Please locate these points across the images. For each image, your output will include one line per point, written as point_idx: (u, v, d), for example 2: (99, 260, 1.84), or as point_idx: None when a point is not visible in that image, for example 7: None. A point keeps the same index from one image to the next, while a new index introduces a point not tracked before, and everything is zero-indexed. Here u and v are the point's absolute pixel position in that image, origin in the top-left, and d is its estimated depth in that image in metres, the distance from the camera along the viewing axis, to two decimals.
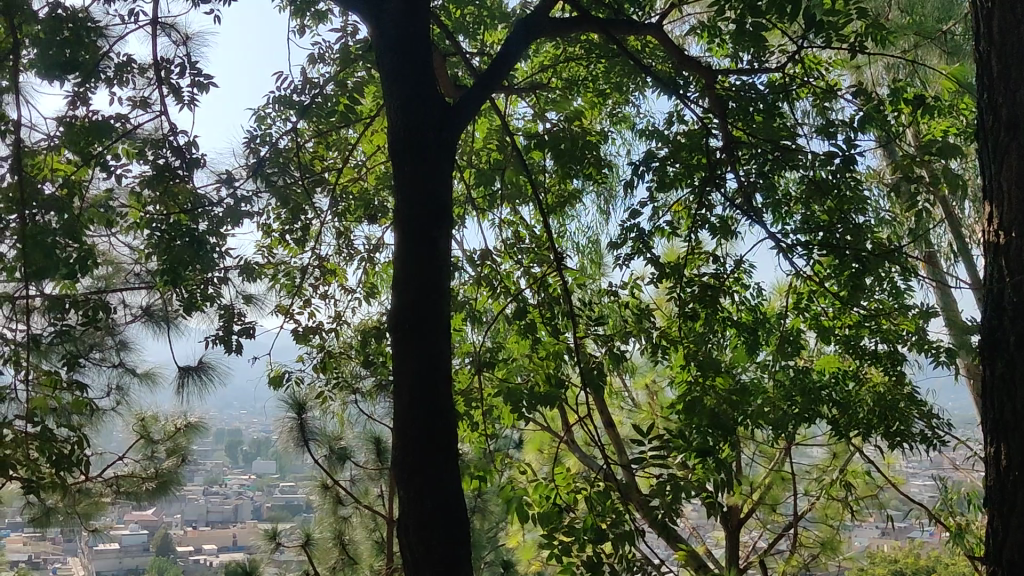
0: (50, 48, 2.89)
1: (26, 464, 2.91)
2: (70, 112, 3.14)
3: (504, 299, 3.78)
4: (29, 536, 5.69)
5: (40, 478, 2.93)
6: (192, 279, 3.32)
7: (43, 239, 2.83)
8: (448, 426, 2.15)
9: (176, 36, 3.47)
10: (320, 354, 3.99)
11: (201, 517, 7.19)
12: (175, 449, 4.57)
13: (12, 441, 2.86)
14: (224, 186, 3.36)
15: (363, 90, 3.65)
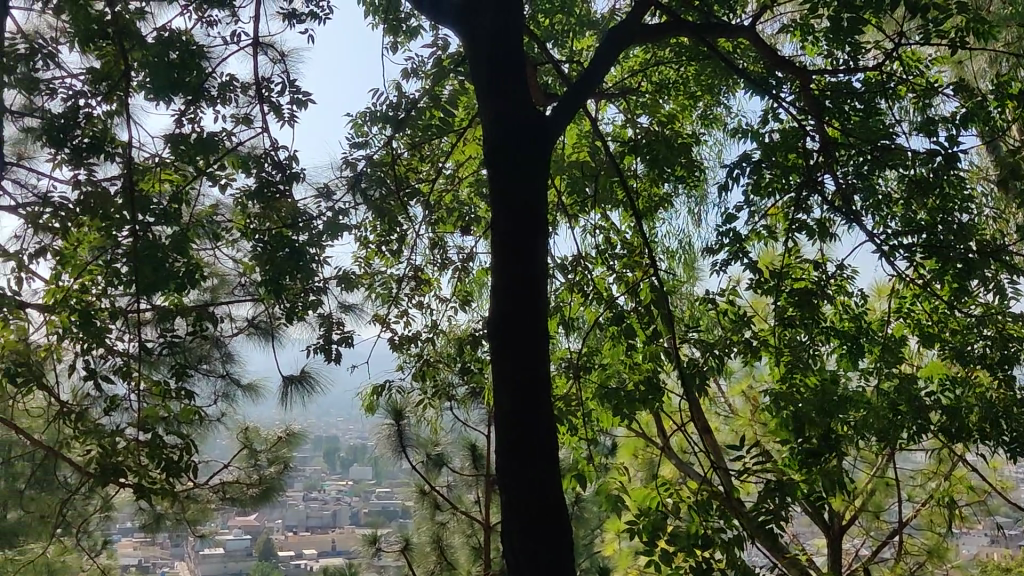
0: (161, 72, 3.04)
1: (139, 471, 3.04)
2: (178, 130, 3.27)
3: (597, 305, 3.79)
4: (140, 540, 5.92)
5: (152, 484, 3.06)
6: (294, 290, 3.41)
7: (153, 254, 2.95)
8: (548, 430, 2.17)
9: (274, 54, 3.58)
10: (417, 362, 4.06)
11: (300, 522, 7.43)
12: (277, 457, 4.70)
13: (125, 449, 2.99)
14: (323, 199, 3.46)
15: (455, 101, 3.70)
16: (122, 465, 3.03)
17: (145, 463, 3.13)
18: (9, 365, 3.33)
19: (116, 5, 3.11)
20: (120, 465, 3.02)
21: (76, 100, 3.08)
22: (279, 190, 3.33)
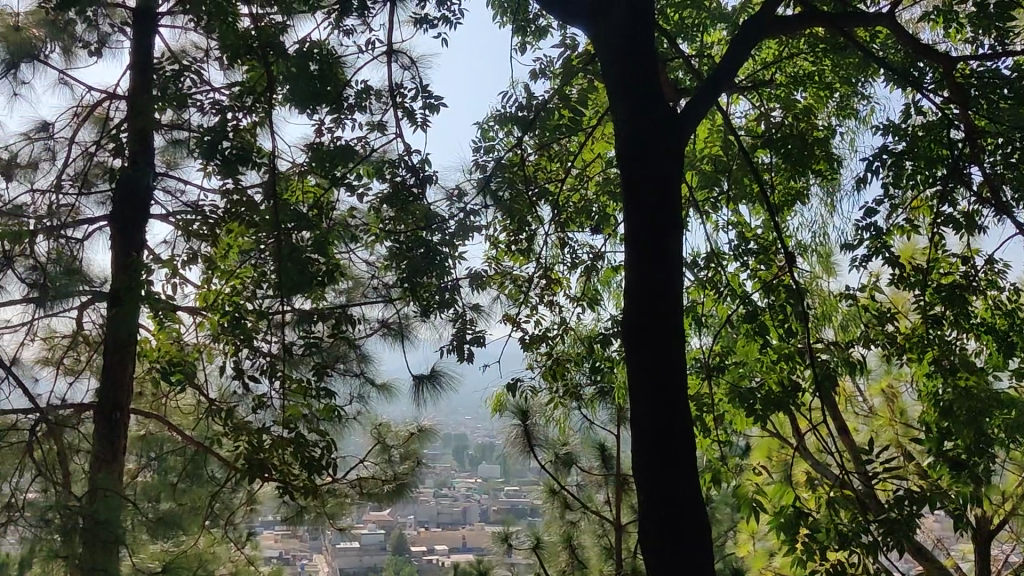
0: (300, 81, 3.15)
1: (282, 468, 3.15)
2: (317, 138, 3.39)
3: (730, 301, 3.73)
4: (281, 533, 6.15)
5: (294, 481, 3.16)
6: (428, 291, 3.49)
7: (297, 257, 3.07)
8: (686, 430, 2.16)
9: (406, 61, 3.67)
10: (548, 361, 4.09)
11: (433, 518, 7.60)
12: (410, 454, 4.80)
13: (269, 447, 3.11)
14: (455, 201, 3.52)
15: (584, 101, 3.71)
16: (265, 463, 3.15)
17: (287, 460, 3.25)
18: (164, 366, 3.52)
19: (258, 20, 3.24)
20: (264, 462, 3.14)
21: (223, 113, 3.24)
22: (413, 195, 3.44)
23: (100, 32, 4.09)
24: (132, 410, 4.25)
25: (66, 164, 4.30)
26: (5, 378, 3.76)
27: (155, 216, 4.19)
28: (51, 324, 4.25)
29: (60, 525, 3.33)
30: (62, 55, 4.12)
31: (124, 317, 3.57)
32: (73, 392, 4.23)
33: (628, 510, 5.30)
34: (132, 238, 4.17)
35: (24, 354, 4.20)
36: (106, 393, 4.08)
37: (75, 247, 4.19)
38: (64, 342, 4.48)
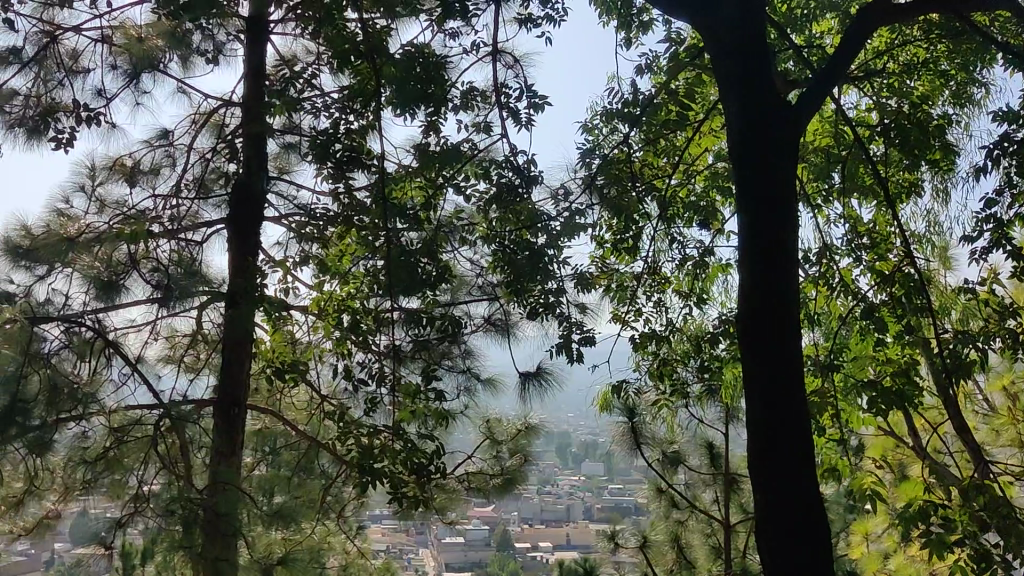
0: (408, 83, 3.19)
1: (392, 472, 3.27)
2: (424, 140, 3.44)
3: (842, 297, 3.64)
4: (390, 528, 6.26)
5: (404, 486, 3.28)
6: (534, 291, 3.51)
7: (406, 259, 3.16)
8: (805, 428, 2.12)
9: (509, 59, 3.69)
10: (656, 360, 4.07)
11: (537, 515, 7.63)
12: (517, 450, 4.83)
13: (380, 451, 3.24)
14: (560, 200, 3.53)
15: (691, 95, 3.68)
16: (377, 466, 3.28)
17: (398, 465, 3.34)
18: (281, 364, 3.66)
19: (367, 26, 3.32)
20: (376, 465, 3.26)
21: (335, 118, 3.32)
22: (520, 195, 3.45)
23: (217, 40, 4.24)
24: (250, 406, 4.40)
25: (185, 169, 4.46)
26: (131, 373, 3.93)
27: (269, 218, 4.31)
28: (173, 323, 4.43)
29: (182, 516, 3.45)
30: (182, 64, 4.29)
31: (242, 317, 3.70)
32: (194, 388, 4.39)
33: (737, 509, 5.23)
34: (247, 238, 4.27)
35: (149, 351, 4.39)
36: (225, 390, 4.25)
37: (194, 249, 4.35)
38: (185, 340, 4.66)
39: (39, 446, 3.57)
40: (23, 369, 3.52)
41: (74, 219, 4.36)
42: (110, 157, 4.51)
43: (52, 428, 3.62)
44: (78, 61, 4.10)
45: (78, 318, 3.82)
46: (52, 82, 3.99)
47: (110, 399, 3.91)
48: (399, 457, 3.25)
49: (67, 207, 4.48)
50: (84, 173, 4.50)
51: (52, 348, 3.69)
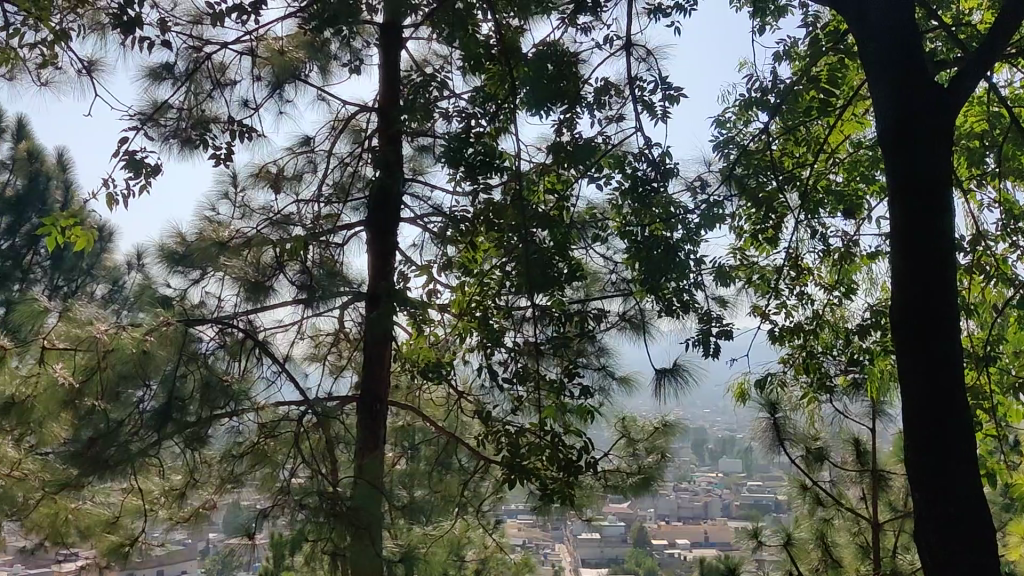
0: (543, 82, 3.21)
1: (540, 470, 3.33)
2: (557, 137, 3.43)
3: (1000, 284, 3.47)
4: (527, 523, 6.31)
5: (551, 483, 3.32)
6: (669, 287, 3.44)
7: (538, 256, 3.14)
8: (965, 425, 2.08)
9: (641, 52, 3.66)
10: (800, 354, 3.98)
11: (674, 512, 7.56)
12: (655, 447, 4.76)
13: (528, 449, 3.28)
14: (697, 192, 3.48)
15: (832, 80, 3.57)
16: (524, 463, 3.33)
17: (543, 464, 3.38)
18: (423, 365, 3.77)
19: (499, 29, 3.35)
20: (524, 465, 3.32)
21: (468, 121, 3.37)
22: (654, 189, 3.40)
23: (354, 48, 4.37)
24: (391, 403, 4.46)
25: (326, 174, 4.62)
26: (279, 371, 4.11)
27: (406, 218, 4.41)
28: (316, 323, 4.58)
29: (324, 508, 3.55)
30: (321, 73, 4.43)
31: (383, 316, 3.79)
32: (337, 386, 4.52)
33: (885, 507, 5.04)
34: (386, 238, 4.37)
35: (295, 351, 4.55)
36: (368, 386, 4.33)
37: (335, 251, 4.50)
38: (328, 339, 4.80)
39: (195, 441, 3.75)
40: (181, 368, 3.70)
41: (222, 226, 4.56)
42: (254, 165, 4.70)
43: (207, 424, 3.79)
44: (224, 74, 4.29)
45: (230, 319, 3.99)
46: (201, 96, 4.19)
47: (261, 396, 4.08)
48: (546, 454, 3.28)
49: (215, 215, 4.69)
50: (230, 181, 4.70)
51: (209, 346, 3.86)
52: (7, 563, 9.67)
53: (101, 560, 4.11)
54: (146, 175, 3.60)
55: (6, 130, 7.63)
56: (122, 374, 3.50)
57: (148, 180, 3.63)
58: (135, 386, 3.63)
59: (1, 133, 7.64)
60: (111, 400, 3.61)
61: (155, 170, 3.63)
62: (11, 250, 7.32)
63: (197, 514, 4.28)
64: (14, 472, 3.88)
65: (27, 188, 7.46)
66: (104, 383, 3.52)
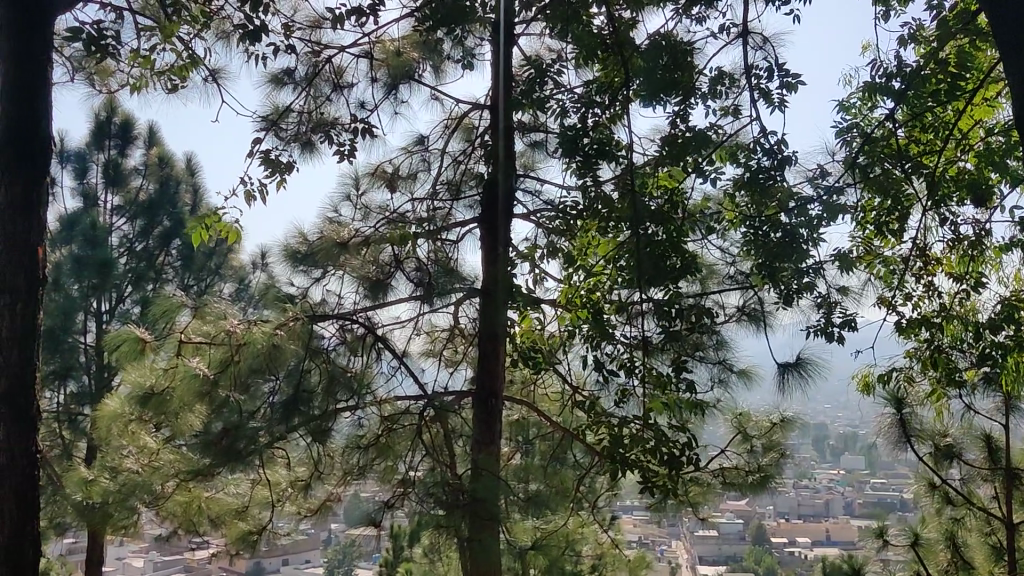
0: (656, 74, 3.19)
1: (643, 464, 3.26)
2: (671, 129, 3.38)
3: None
4: (644, 519, 6.26)
5: (653, 477, 3.25)
6: (785, 276, 3.35)
7: (654, 249, 3.10)
8: None
9: (756, 40, 3.59)
10: (927, 350, 3.87)
11: (793, 509, 7.40)
12: (772, 444, 4.66)
13: (631, 442, 3.22)
14: (817, 181, 3.40)
15: (964, 62, 3.42)
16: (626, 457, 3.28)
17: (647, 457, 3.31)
18: (524, 353, 3.96)
19: (611, 22, 3.33)
20: (628, 457, 3.27)
21: (582, 114, 3.37)
22: (771, 176, 3.26)
23: (467, 47, 4.42)
24: (506, 398, 4.46)
25: (440, 172, 4.69)
26: (397, 366, 4.26)
27: (519, 214, 4.42)
28: (433, 319, 4.66)
29: (445, 500, 3.59)
30: (435, 73, 4.50)
31: (498, 311, 3.82)
32: (453, 380, 4.68)
33: (1021, 507, 4.82)
34: (498, 235, 4.37)
35: (413, 347, 4.63)
36: (481, 381, 4.33)
37: (449, 247, 4.57)
38: (443, 335, 4.86)
39: (320, 433, 3.87)
40: (304, 363, 3.86)
41: (343, 225, 4.66)
42: (372, 165, 4.80)
43: (331, 416, 3.91)
44: (342, 77, 4.40)
45: (350, 317, 4.16)
46: (320, 99, 4.35)
47: (382, 391, 4.16)
48: (650, 448, 3.21)
49: (336, 216, 4.82)
50: (350, 182, 4.82)
51: (330, 343, 4.02)
52: (142, 551, 10.17)
53: (232, 548, 4.27)
54: (281, 171, 3.80)
55: (139, 136, 7.99)
56: (253, 368, 3.67)
57: (284, 177, 3.83)
58: (264, 378, 3.78)
59: (134, 140, 8.00)
60: (242, 392, 3.76)
61: (289, 168, 3.83)
62: (145, 252, 7.67)
63: (323, 505, 4.40)
64: (153, 462, 4.07)
65: (161, 191, 7.82)
66: (236, 375, 3.70)
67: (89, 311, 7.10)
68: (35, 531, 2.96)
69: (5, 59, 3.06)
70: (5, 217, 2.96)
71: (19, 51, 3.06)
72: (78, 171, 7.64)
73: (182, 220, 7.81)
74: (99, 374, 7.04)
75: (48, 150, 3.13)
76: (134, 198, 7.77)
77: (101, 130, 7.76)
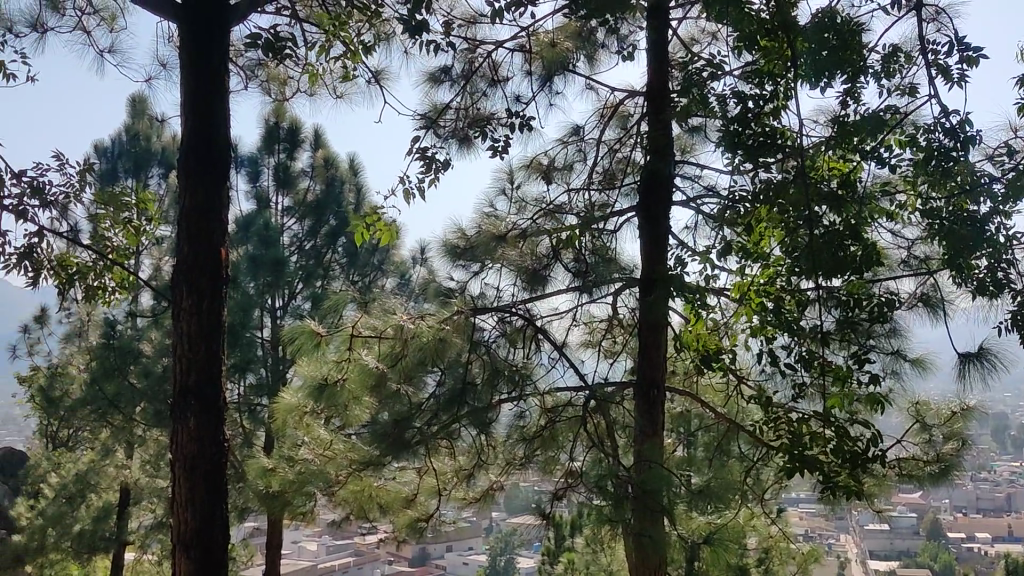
0: (822, 54, 3.07)
1: (825, 462, 3.12)
2: (841, 112, 3.24)
3: None
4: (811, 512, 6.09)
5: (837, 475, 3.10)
6: (973, 265, 3.15)
7: (830, 240, 2.98)
8: None
9: (931, 12, 3.41)
10: None
11: (974, 505, 7.02)
12: (953, 434, 4.42)
13: (812, 439, 3.10)
14: (1003, 159, 3.20)
15: None
16: (808, 455, 3.14)
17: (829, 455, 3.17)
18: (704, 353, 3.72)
19: (772, 2, 3.25)
20: (809, 455, 3.13)
21: (744, 100, 3.30)
22: (955, 158, 3.08)
23: (621, 35, 4.40)
24: (669, 389, 4.42)
25: (596, 162, 4.68)
26: (558, 358, 4.26)
27: (679, 201, 4.36)
28: (591, 310, 4.66)
29: (614, 493, 3.57)
30: (589, 62, 4.50)
31: (662, 303, 3.79)
32: (612, 371, 4.58)
33: None
34: (657, 225, 4.32)
35: (573, 338, 4.64)
36: (642, 373, 4.30)
37: (608, 238, 4.55)
38: (602, 326, 4.86)
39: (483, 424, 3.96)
40: (466, 355, 3.97)
41: (499, 219, 4.73)
42: (528, 158, 4.86)
43: (493, 407, 3.97)
44: (499, 72, 4.45)
45: (510, 309, 4.21)
46: (477, 95, 4.40)
47: (543, 382, 4.20)
48: (831, 444, 3.07)
49: (492, 211, 4.88)
50: (506, 177, 4.88)
51: (491, 335, 4.10)
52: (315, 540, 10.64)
53: (400, 534, 4.40)
54: (437, 168, 3.85)
55: (305, 139, 8.34)
56: (421, 360, 3.79)
57: (440, 175, 3.88)
58: (429, 371, 3.89)
59: (301, 143, 8.36)
60: (410, 386, 3.88)
61: (446, 164, 3.88)
62: (313, 249, 8.00)
63: (487, 494, 4.46)
64: (327, 452, 4.26)
65: (326, 191, 8.13)
66: (405, 369, 3.85)
67: (264, 307, 7.47)
68: (225, 514, 3.13)
69: (185, 71, 3.25)
70: (192, 219, 3.15)
71: (199, 62, 3.26)
72: (251, 175, 8.06)
73: (347, 218, 8.09)
74: (273, 367, 7.40)
75: (228, 154, 3.31)
76: (302, 199, 8.11)
77: (270, 135, 8.15)
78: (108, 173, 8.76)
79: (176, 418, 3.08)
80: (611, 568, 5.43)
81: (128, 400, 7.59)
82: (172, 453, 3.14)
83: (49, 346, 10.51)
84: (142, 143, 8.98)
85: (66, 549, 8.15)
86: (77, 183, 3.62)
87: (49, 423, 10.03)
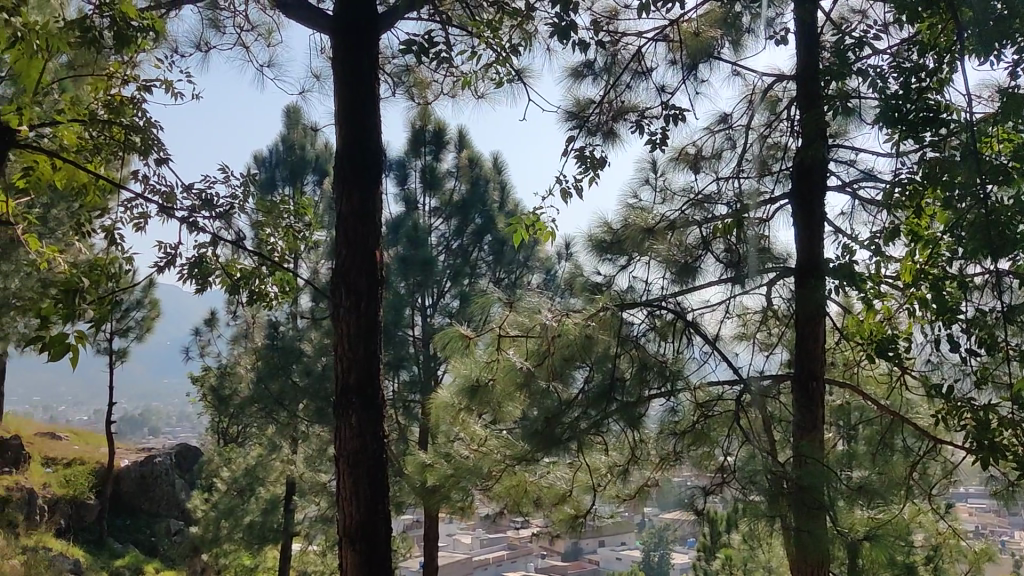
0: (990, 23, 2.88)
1: (1016, 449, 2.91)
2: (1012, 84, 3.04)
3: None
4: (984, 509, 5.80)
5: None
6: None
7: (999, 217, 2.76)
8: None
9: None
10: None
11: None
12: None
13: (1000, 426, 2.93)
14: None
15: None
16: (996, 443, 2.94)
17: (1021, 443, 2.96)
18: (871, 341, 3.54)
19: None
20: (999, 443, 2.93)
21: (905, 76, 3.15)
22: None
23: (769, 18, 4.29)
24: (829, 381, 4.28)
25: (745, 150, 4.58)
26: (710, 352, 4.17)
27: (833, 186, 4.23)
28: (744, 301, 4.56)
29: (770, 489, 3.46)
30: (735, 48, 4.41)
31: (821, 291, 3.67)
32: (768, 363, 4.46)
33: None
34: (812, 212, 4.19)
35: (726, 330, 4.55)
36: (801, 364, 4.19)
37: (761, 227, 4.44)
38: (755, 317, 4.74)
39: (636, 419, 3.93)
40: (615, 350, 3.97)
41: (646, 211, 4.70)
42: (675, 149, 4.81)
43: (643, 402, 3.88)
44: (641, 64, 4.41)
45: (660, 302, 4.19)
46: (620, 87, 4.37)
47: (695, 376, 4.06)
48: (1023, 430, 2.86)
49: (637, 201, 4.86)
50: (651, 167, 4.84)
51: (640, 329, 4.11)
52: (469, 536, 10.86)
53: (555, 529, 4.43)
54: (594, 165, 3.87)
55: (450, 141, 8.51)
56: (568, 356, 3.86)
57: (597, 172, 3.91)
58: (577, 366, 3.91)
59: (447, 145, 8.54)
60: (560, 381, 3.92)
61: (601, 161, 3.89)
62: (460, 249, 8.15)
63: (640, 491, 4.10)
64: (482, 447, 4.33)
65: (472, 190, 8.27)
66: (553, 366, 3.90)
67: (414, 306, 7.68)
68: (386, 508, 3.22)
69: (339, 81, 3.38)
70: (349, 222, 3.26)
71: (351, 71, 3.37)
72: (399, 178, 8.33)
73: (493, 217, 8.21)
74: (426, 363, 7.58)
75: (382, 159, 3.41)
76: (449, 199, 8.26)
77: (417, 139, 8.37)
78: (267, 182, 9.20)
79: (339, 415, 3.20)
80: (770, 566, 5.31)
81: (291, 398, 7.96)
82: (335, 447, 3.24)
83: (219, 348, 11.13)
84: (297, 152, 9.39)
85: (238, 539, 8.76)
86: (241, 192, 3.80)
87: (220, 420, 10.62)
